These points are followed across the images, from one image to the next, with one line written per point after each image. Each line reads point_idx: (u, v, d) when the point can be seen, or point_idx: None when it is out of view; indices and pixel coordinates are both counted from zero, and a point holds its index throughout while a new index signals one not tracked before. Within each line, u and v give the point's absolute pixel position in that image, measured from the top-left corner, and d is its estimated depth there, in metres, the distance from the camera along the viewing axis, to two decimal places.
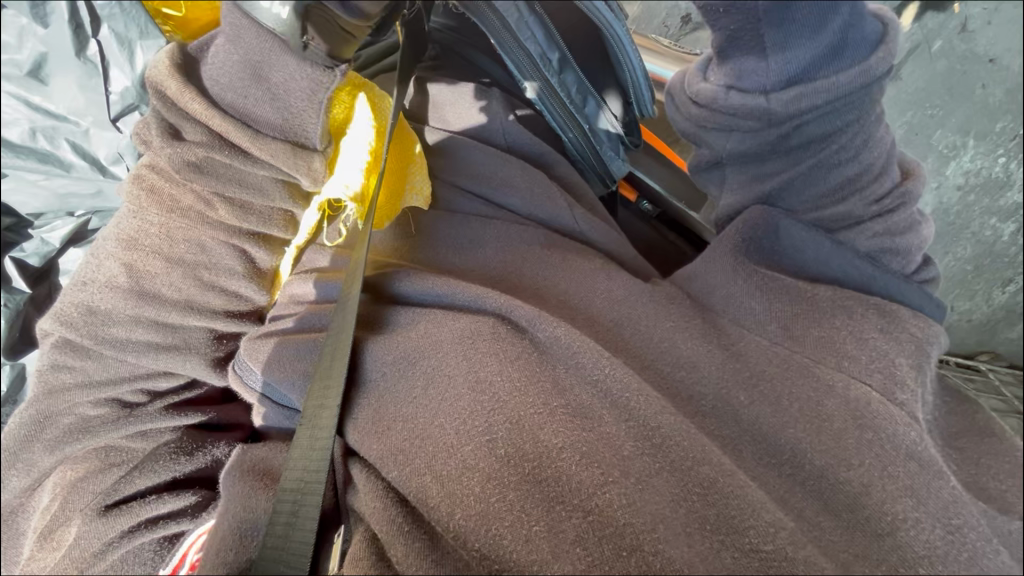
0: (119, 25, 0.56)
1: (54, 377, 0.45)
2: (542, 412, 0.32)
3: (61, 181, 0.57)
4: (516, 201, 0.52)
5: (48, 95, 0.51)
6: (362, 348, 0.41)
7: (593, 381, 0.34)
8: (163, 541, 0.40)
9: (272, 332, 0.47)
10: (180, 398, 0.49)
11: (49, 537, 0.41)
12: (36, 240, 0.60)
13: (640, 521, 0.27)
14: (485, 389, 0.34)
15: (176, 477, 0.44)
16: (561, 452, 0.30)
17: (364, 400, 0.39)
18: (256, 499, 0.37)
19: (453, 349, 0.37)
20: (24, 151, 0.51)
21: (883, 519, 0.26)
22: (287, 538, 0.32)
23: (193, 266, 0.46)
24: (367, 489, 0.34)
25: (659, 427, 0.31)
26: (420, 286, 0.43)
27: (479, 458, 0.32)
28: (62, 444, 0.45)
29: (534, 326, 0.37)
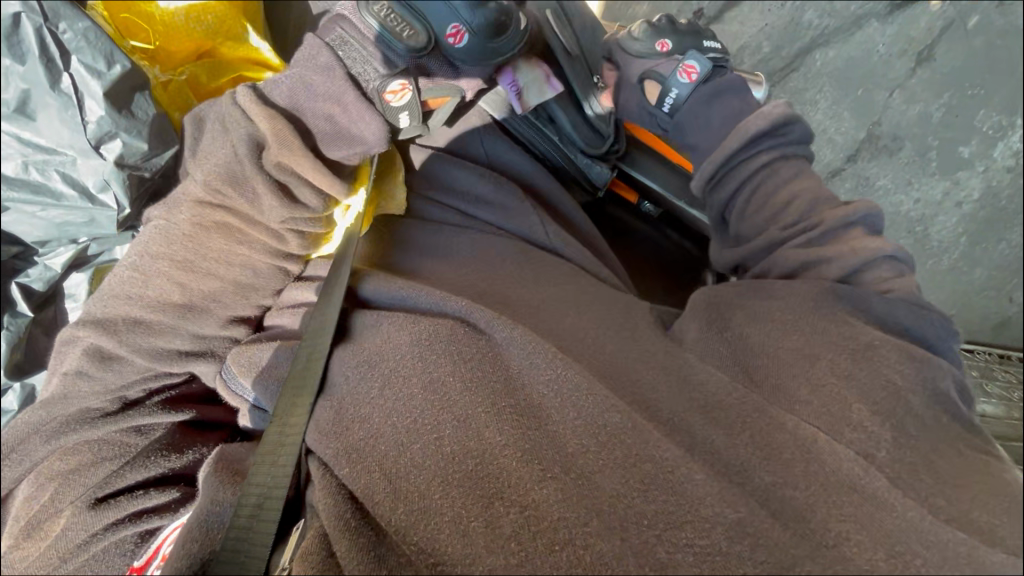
0: (87, 57, 0.58)
1: (73, 382, 0.45)
2: (488, 411, 0.31)
3: (54, 210, 0.62)
4: (488, 215, 0.51)
5: (37, 131, 0.57)
6: (328, 353, 0.39)
7: (545, 380, 0.32)
8: (143, 534, 0.38)
9: (258, 340, 0.44)
10: (178, 392, 0.47)
11: (38, 527, 0.40)
12: (40, 265, 0.67)
13: (569, 516, 0.26)
14: (437, 389, 0.33)
15: (164, 474, 0.41)
16: (502, 449, 0.29)
17: (325, 401, 0.36)
18: (225, 491, 0.36)
19: (410, 351, 0.35)
20: (18, 184, 0.59)
21: (826, 531, 0.24)
22: (250, 530, 0.30)
23: (240, 284, 0.48)
24: (321, 486, 0.32)
25: (606, 425, 0.29)
26: (387, 290, 0.42)
27: (427, 457, 0.30)
28: (58, 434, 0.43)
29: (491, 327, 0.36)
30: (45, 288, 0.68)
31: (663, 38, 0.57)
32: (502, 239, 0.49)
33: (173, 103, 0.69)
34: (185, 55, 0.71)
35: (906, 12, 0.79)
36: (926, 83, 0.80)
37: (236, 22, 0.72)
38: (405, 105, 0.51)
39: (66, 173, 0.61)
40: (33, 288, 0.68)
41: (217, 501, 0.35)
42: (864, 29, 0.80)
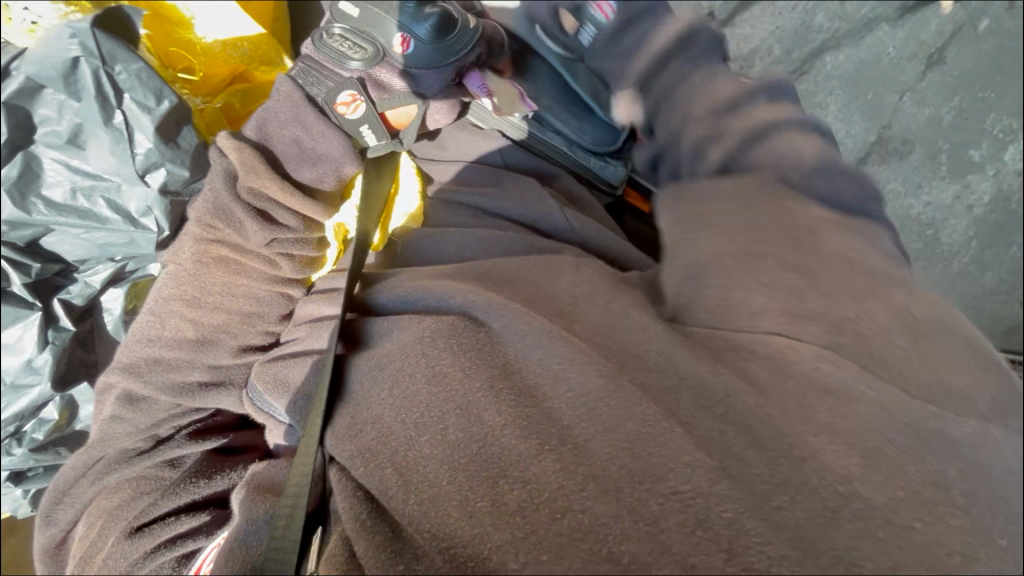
0: (138, 95, 0.62)
1: (110, 427, 0.51)
2: (488, 394, 0.33)
3: (99, 232, 0.67)
4: (506, 207, 0.54)
5: (85, 159, 0.63)
6: (346, 363, 0.42)
7: (539, 360, 0.34)
8: (180, 559, 0.40)
9: (279, 356, 0.48)
10: (203, 425, 0.51)
11: (88, 560, 0.44)
12: (80, 282, 0.70)
13: (552, 499, 0.28)
14: (440, 381, 0.35)
15: (194, 501, 0.44)
16: (502, 429, 0.31)
17: (344, 411, 0.39)
18: (257, 510, 0.39)
19: (413, 349, 0.38)
20: (66, 209, 0.65)
21: (804, 448, 0.26)
22: (286, 539, 0.34)
23: (247, 314, 0.53)
24: (340, 490, 0.35)
25: (591, 391, 0.31)
26: (395, 294, 0.44)
27: (433, 447, 0.32)
28: (102, 476, 0.49)
29: (489, 316, 0.38)
30: (84, 304, 0.72)
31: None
32: (510, 232, 0.50)
33: (212, 126, 0.74)
34: (221, 81, 0.76)
35: (915, 16, 0.82)
36: (936, 83, 0.82)
37: (269, 48, 0.76)
38: (360, 117, 0.57)
39: (113, 200, 0.66)
40: (74, 304, 0.71)
41: (252, 521, 0.38)
42: (874, 32, 0.83)
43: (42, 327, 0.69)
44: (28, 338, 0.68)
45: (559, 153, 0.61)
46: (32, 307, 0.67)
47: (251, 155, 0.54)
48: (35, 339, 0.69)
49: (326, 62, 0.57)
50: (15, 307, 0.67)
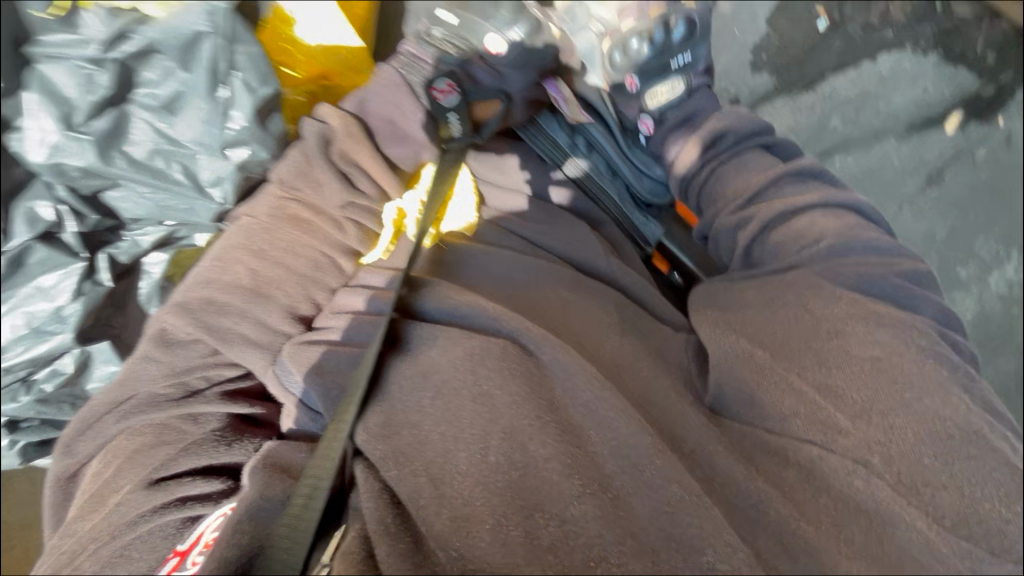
0: (251, 78, 0.59)
1: (141, 367, 0.50)
2: (533, 424, 0.35)
3: (164, 198, 0.60)
4: (556, 245, 0.56)
5: (174, 124, 0.57)
6: (385, 362, 0.42)
7: (587, 403, 0.36)
8: (186, 520, 0.42)
9: (316, 339, 0.47)
10: (236, 386, 0.51)
11: (101, 497, 0.44)
12: (129, 240, 0.64)
13: (584, 548, 0.29)
14: (485, 402, 0.36)
15: (212, 464, 0.46)
16: (545, 463, 0.33)
17: (376, 410, 0.39)
18: (274, 488, 0.41)
19: (461, 365, 0.39)
20: (137, 168, 0.58)
21: (835, 564, 0.29)
22: (298, 521, 0.34)
23: (302, 276, 0.51)
24: (365, 488, 0.35)
25: (637, 447, 0.33)
26: (441, 304, 0.46)
27: (472, 465, 0.33)
28: (130, 415, 0.48)
29: (540, 349, 0.40)
30: (128, 261, 0.65)
31: (631, 76, 0.70)
32: (563, 268, 0.53)
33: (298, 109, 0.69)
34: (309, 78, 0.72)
35: (922, 135, 0.88)
36: (936, 202, 0.88)
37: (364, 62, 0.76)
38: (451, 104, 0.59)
39: (189, 167, 0.59)
40: (118, 261, 0.64)
41: (265, 498, 0.40)
42: (882, 144, 0.89)
43: (80, 279, 0.61)
44: (67, 287, 0.60)
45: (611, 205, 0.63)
46: (79, 257, 0.60)
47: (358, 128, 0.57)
48: (70, 288, 0.61)
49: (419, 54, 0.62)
50: (60, 253, 0.59)
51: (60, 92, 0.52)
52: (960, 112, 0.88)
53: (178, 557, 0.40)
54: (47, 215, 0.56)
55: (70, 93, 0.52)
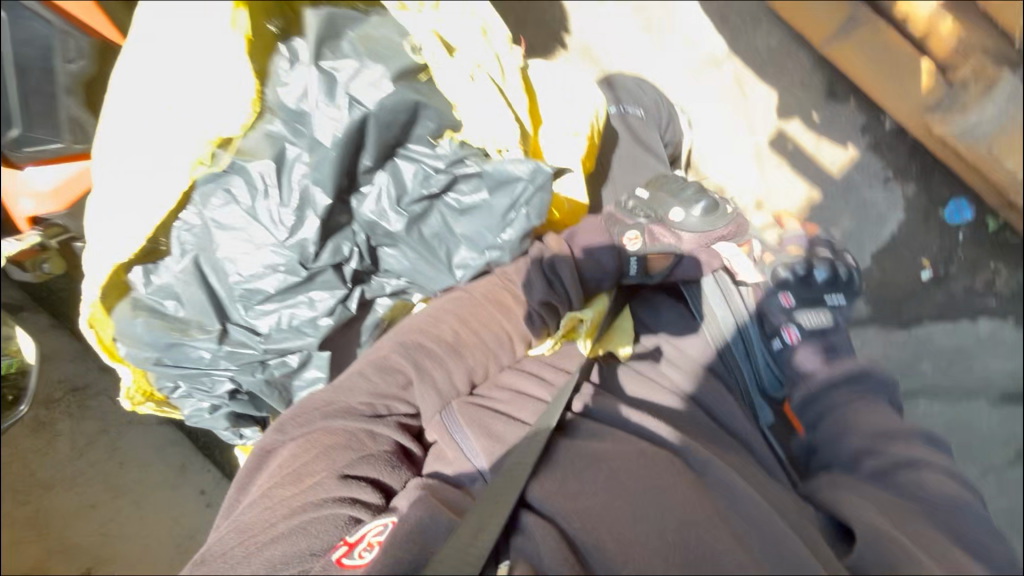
0: (531, 210, 0.64)
1: (354, 379, 0.59)
2: (709, 521, 0.43)
3: (421, 266, 0.69)
4: (699, 394, 0.65)
5: (459, 222, 0.67)
6: (555, 440, 0.52)
7: (751, 519, 0.44)
8: (351, 519, 0.51)
9: (485, 403, 0.58)
10: (409, 421, 0.60)
11: (297, 476, 0.53)
12: (375, 282, 0.71)
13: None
14: (661, 493, 0.44)
15: (379, 478, 0.55)
16: (720, 554, 0.40)
17: (549, 475, 0.48)
18: (440, 513, 0.48)
19: (635, 458, 0.48)
20: (417, 242, 0.67)
21: None
22: (474, 540, 0.42)
23: (490, 349, 0.62)
24: (545, 534, 0.43)
25: (799, 567, 0.41)
26: (607, 408, 0.57)
27: (649, 538, 0.41)
28: (331, 416, 0.57)
29: (704, 469, 0.49)
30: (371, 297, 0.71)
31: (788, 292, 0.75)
32: (701, 415, 0.63)
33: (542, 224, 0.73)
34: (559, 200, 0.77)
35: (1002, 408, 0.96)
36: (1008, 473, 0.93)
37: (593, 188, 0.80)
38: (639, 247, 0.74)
39: (452, 253, 0.68)
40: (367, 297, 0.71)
41: (436, 519, 0.48)
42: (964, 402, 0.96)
43: (338, 300, 0.66)
44: (327, 303, 0.65)
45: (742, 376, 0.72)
46: (343, 284, 0.66)
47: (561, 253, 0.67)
48: (326, 305, 0.66)
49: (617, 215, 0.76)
50: (337, 278, 0.65)
51: (404, 180, 0.63)
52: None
53: (346, 547, 0.48)
54: (347, 252, 0.64)
55: (411, 183, 0.63)
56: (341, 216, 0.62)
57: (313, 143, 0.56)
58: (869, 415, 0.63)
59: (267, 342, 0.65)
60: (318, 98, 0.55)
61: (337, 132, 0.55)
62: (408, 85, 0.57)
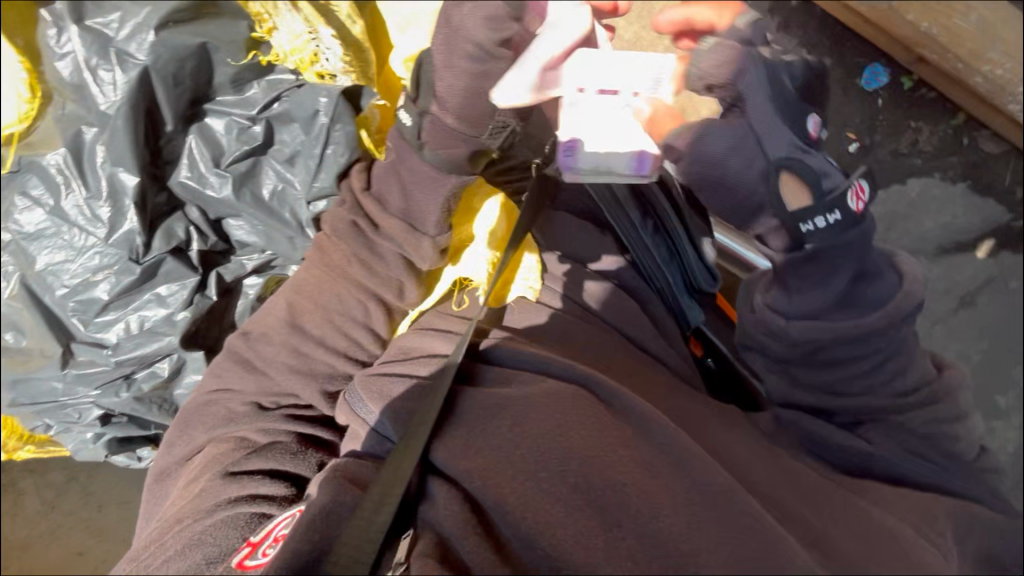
0: (348, 141, 0.68)
1: (224, 393, 0.56)
2: (613, 456, 0.40)
3: (244, 225, 0.73)
4: (610, 316, 0.58)
5: (266, 169, 0.71)
6: (457, 394, 0.46)
7: (662, 445, 0.42)
8: (254, 516, 0.45)
9: (387, 370, 0.52)
10: (300, 410, 0.55)
11: (187, 489, 0.49)
12: (235, 261, 0.75)
13: (666, 555, 0.36)
14: (564, 434, 0.40)
15: (278, 468, 0.50)
16: (625, 486, 0.38)
17: (455, 435, 0.43)
18: (346, 495, 0.43)
19: (537, 401, 0.43)
20: (252, 203, 0.71)
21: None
22: (368, 529, 0.37)
23: (353, 312, 0.58)
24: (447, 499, 0.39)
25: (709, 487, 0.39)
26: (514, 354, 0.49)
27: (552, 485, 0.38)
28: (218, 425, 0.54)
29: (613, 397, 0.45)
30: (232, 280, 0.76)
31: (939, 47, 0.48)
32: (615, 337, 0.56)
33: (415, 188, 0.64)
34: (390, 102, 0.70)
35: (953, 259, 0.88)
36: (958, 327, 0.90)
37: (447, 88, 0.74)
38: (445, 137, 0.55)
39: (296, 211, 0.72)
40: (225, 279, 0.75)
41: (338, 502, 0.42)
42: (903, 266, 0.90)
43: (192, 290, 0.73)
44: (179, 296, 0.73)
45: (663, 280, 0.64)
46: (195, 270, 0.72)
47: (367, 201, 0.61)
48: (182, 298, 0.73)
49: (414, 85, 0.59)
50: (183, 266, 0.72)
51: (216, 139, 0.69)
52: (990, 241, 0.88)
53: (250, 547, 0.43)
54: (179, 233, 0.71)
55: (224, 142, 0.69)
56: (162, 198, 0.69)
57: (104, 116, 0.62)
58: (820, 290, 0.50)
59: (118, 354, 0.73)
60: (91, 59, 0.60)
61: (113, 96, 0.61)
62: (182, 26, 0.61)
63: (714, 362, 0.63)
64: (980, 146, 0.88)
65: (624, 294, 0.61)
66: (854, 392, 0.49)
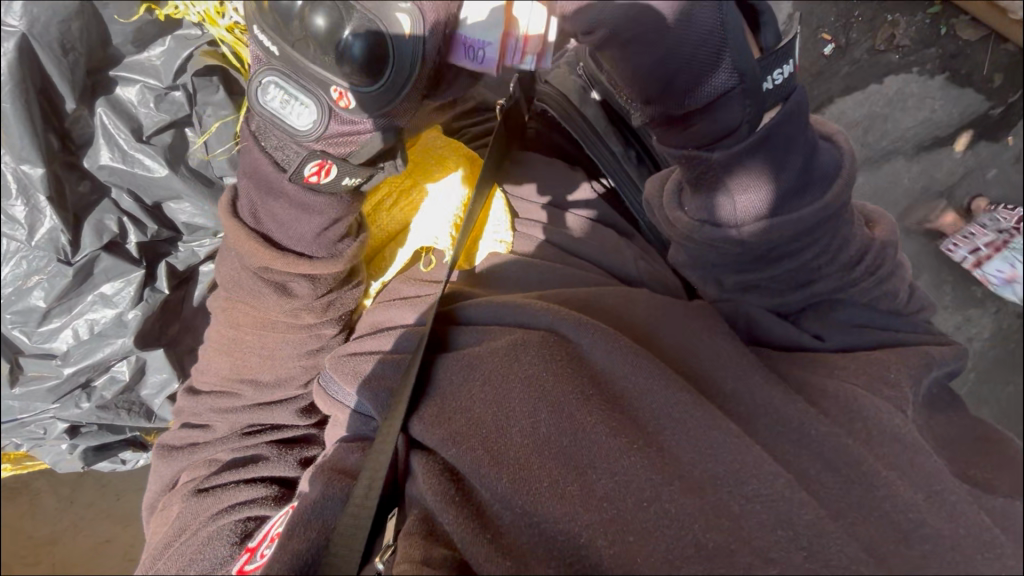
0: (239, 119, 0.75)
1: (188, 432, 0.57)
2: (578, 397, 0.37)
3: (182, 206, 0.80)
4: (585, 250, 0.54)
5: (185, 154, 0.77)
6: (432, 362, 0.44)
7: (627, 377, 0.38)
8: (245, 521, 0.46)
9: (360, 351, 0.50)
10: (258, 432, 0.54)
11: (168, 514, 0.51)
12: (185, 250, 0.84)
13: (628, 498, 0.32)
14: (532, 381, 0.39)
15: (255, 475, 0.49)
16: (592, 426, 0.35)
17: (428, 403, 0.42)
18: (333, 488, 0.42)
19: (506, 355, 0.41)
20: (190, 181, 0.78)
21: (880, 477, 0.31)
22: (356, 517, 0.38)
23: (298, 323, 0.54)
24: (424, 469, 0.39)
25: (676, 406, 0.35)
26: (488, 308, 0.47)
27: (524, 435, 0.37)
28: (193, 451, 0.55)
29: (578, 336, 0.41)
30: (184, 269, 0.86)
31: None
32: (593, 274, 0.52)
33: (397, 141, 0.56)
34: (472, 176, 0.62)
35: (932, 154, 0.85)
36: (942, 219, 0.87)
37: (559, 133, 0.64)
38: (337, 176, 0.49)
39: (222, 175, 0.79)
40: (176, 269, 0.85)
41: (326, 497, 0.42)
42: (891, 164, 0.85)
43: (140, 286, 0.82)
44: (126, 293, 0.82)
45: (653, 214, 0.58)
46: (139, 265, 0.81)
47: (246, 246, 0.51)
48: (134, 295, 0.82)
49: (329, 142, 0.47)
50: (122, 262, 0.80)
51: (134, 111, 0.73)
52: (969, 129, 0.84)
53: (248, 553, 0.42)
54: (110, 226, 0.78)
55: (142, 114, 0.74)
56: (85, 189, 0.75)
57: None
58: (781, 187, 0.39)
59: (68, 360, 0.82)
60: None
61: None
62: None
63: None
64: (959, 33, 0.83)
65: (599, 223, 0.57)
66: (797, 291, 0.42)
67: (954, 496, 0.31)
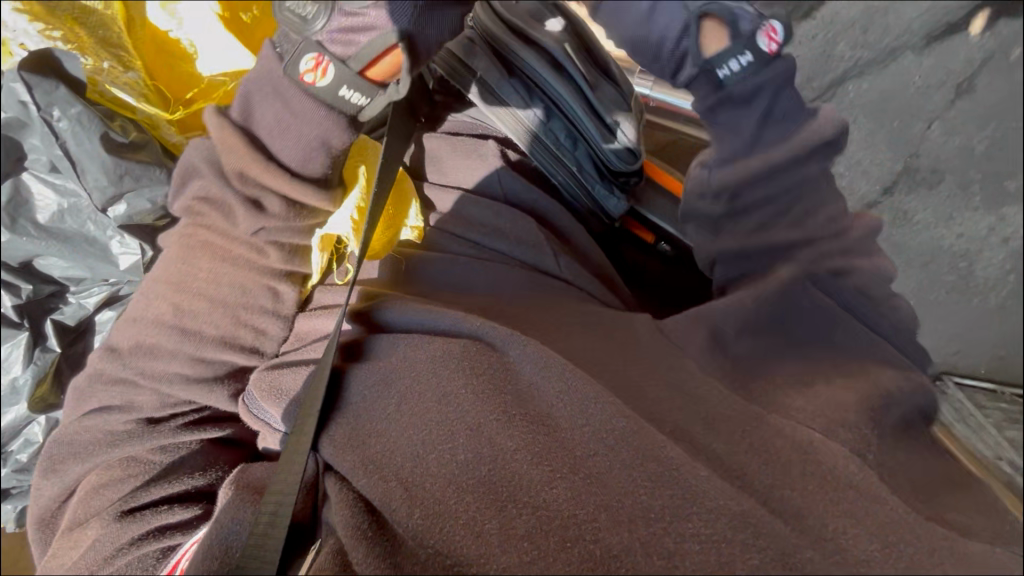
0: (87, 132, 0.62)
1: (97, 418, 0.45)
2: (500, 419, 0.32)
3: (57, 263, 0.69)
4: (504, 248, 0.48)
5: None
6: (343, 376, 0.39)
7: (555, 392, 0.32)
8: (167, 548, 0.37)
9: (282, 364, 0.44)
10: (198, 419, 0.45)
11: (71, 532, 0.40)
12: (75, 304, 0.75)
13: (552, 535, 0.27)
14: (450, 403, 0.33)
15: (187, 488, 0.41)
16: (514, 455, 0.30)
17: (340, 421, 0.36)
18: (246, 508, 0.35)
19: (425, 370, 0.35)
20: (43, 239, 0.66)
21: (824, 526, 0.25)
22: (262, 545, 0.30)
23: (230, 301, 0.45)
24: (337, 500, 0.33)
25: (613, 429, 0.30)
26: (405, 312, 0.41)
27: (440, 467, 0.31)
28: (92, 451, 0.44)
29: (507, 344, 0.36)
30: (75, 323, 0.76)
31: None
32: (512, 269, 0.47)
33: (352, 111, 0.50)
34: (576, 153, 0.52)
35: None
36: None
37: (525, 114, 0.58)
38: (334, 80, 0.41)
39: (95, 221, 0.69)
40: (67, 325, 0.75)
41: (235, 521, 0.34)
42: None
43: (30, 348, 0.72)
44: (16, 356, 0.72)
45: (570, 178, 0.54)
46: (22, 328, 0.70)
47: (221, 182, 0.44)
48: (21, 357, 0.72)
49: (331, 42, 0.40)
50: (1, 328, 0.69)
51: None
52: None
53: None
54: None
55: None
56: None
57: None
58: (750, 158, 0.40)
59: None
60: None
61: None
62: None
63: (668, 247, 0.50)
64: None
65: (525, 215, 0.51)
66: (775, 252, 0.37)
67: (919, 530, 0.24)
